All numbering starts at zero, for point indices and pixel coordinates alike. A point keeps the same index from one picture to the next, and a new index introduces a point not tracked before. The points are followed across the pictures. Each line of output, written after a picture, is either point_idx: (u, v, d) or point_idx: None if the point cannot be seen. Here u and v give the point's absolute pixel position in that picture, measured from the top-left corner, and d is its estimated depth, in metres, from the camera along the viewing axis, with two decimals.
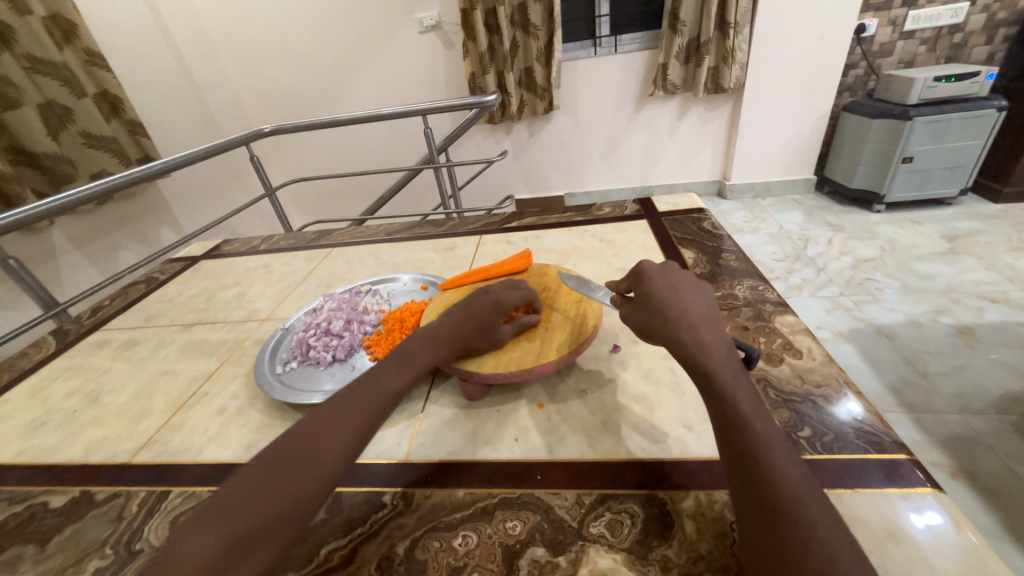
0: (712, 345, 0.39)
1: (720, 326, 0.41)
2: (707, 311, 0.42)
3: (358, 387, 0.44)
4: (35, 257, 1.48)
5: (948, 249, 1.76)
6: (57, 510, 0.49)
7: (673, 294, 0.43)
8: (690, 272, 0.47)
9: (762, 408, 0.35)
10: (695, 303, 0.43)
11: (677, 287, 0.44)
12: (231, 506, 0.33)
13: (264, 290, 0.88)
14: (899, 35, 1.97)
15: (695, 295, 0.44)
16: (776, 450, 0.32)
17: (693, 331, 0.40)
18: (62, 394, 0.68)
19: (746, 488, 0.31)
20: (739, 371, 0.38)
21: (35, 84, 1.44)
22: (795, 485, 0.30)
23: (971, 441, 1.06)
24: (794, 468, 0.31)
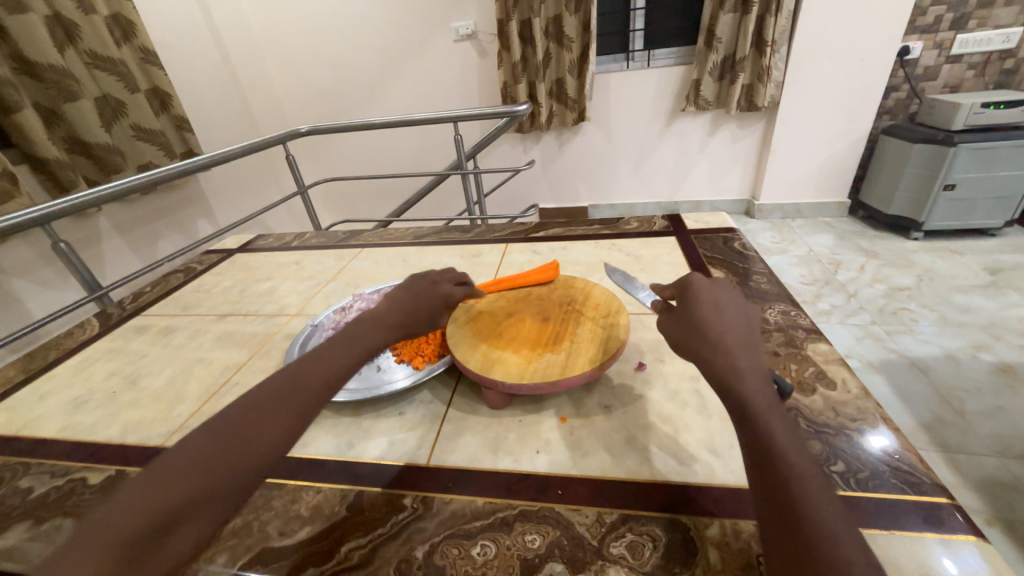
0: (748, 371, 0.38)
1: (759, 351, 0.40)
2: (747, 336, 0.42)
3: (310, 371, 0.44)
4: (82, 241, 1.56)
5: (990, 282, 1.68)
6: (94, 486, 0.51)
7: (714, 317, 0.43)
8: (738, 293, 0.46)
9: (800, 439, 0.34)
10: (736, 326, 0.42)
11: (721, 309, 0.43)
12: (162, 480, 0.33)
13: (295, 286, 0.91)
14: (945, 59, 1.92)
15: (738, 318, 0.43)
16: (807, 480, 0.31)
17: (729, 355, 0.39)
18: (103, 374, 0.72)
19: (773, 519, 0.31)
20: (775, 400, 0.37)
21: (94, 79, 1.54)
22: (826, 518, 0.29)
23: (1008, 485, 1.00)
24: (827, 499, 0.30)
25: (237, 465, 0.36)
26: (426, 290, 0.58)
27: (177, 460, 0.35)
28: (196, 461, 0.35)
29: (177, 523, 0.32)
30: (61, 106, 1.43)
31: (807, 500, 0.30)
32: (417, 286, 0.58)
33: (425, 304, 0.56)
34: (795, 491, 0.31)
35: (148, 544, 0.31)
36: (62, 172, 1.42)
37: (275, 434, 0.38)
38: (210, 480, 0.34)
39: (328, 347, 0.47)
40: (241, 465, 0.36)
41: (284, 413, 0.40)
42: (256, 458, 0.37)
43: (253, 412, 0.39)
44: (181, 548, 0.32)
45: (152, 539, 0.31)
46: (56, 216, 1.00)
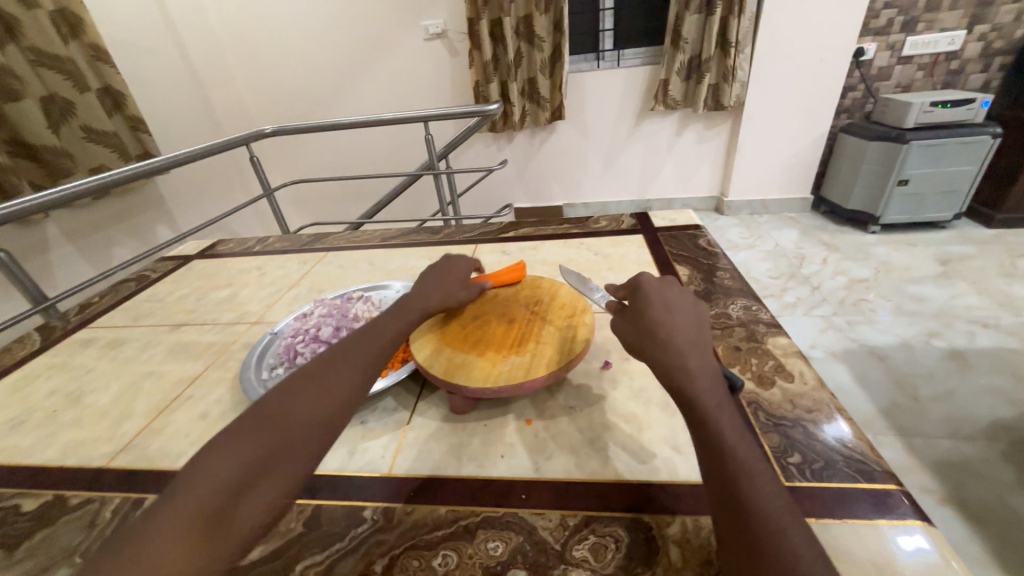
0: (698, 371, 0.38)
1: (708, 347, 0.41)
2: (696, 332, 0.42)
3: (368, 343, 0.46)
4: (26, 250, 1.46)
5: (941, 273, 1.77)
6: (28, 514, 0.47)
7: (665, 316, 0.43)
8: (687, 291, 0.47)
9: (747, 435, 0.35)
10: (685, 324, 0.42)
11: (671, 308, 0.43)
12: (248, 431, 0.36)
13: (256, 292, 0.87)
14: (897, 60, 2.00)
15: (687, 315, 0.43)
16: (757, 477, 0.31)
17: (680, 354, 0.39)
18: (44, 392, 0.67)
19: (726, 516, 0.31)
20: (725, 398, 0.37)
21: (38, 77, 1.44)
22: (774, 513, 0.29)
23: (959, 466, 1.05)
24: (774, 494, 0.31)
25: (313, 420, 0.38)
26: (447, 266, 0.61)
27: (262, 414, 0.37)
28: (278, 415, 0.37)
29: (259, 476, 0.34)
30: (2, 106, 1.34)
31: (756, 497, 0.30)
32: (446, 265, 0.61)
33: (459, 276, 0.60)
34: (746, 488, 0.31)
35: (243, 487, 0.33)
36: (4, 176, 1.33)
37: (342, 394, 0.40)
38: (294, 432, 0.37)
39: (382, 322, 0.50)
40: (315, 420, 0.38)
41: (348, 378, 0.42)
42: (326, 418, 0.38)
43: (322, 373, 0.42)
44: (271, 494, 0.33)
45: (246, 485, 0.33)
46: None
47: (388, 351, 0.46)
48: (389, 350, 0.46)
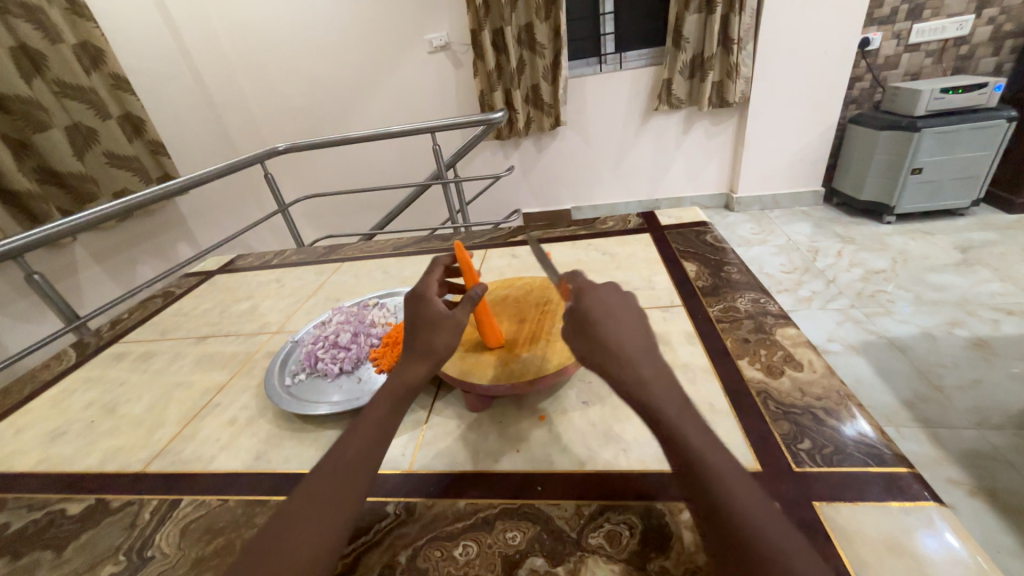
0: (654, 379, 0.36)
1: (659, 350, 0.38)
2: (645, 337, 0.39)
3: (336, 465, 0.38)
4: (57, 272, 1.53)
5: (961, 261, 1.74)
6: (73, 517, 0.50)
7: (609, 322, 0.39)
8: (620, 288, 0.42)
9: (714, 441, 0.34)
10: (633, 329, 0.39)
11: (614, 314, 0.39)
12: None
13: (275, 303, 0.90)
14: (904, 48, 1.98)
15: (630, 320, 0.40)
16: (738, 489, 0.31)
17: (634, 365, 0.36)
18: (82, 404, 0.71)
19: (716, 534, 0.31)
20: (684, 401, 0.36)
21: (63, 108, 1.52)
22: (762, 525, 0.30)
23: (988, 456, 1.03)
24: (757, 504, 0.31)
25: None
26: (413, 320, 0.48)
27: None
28: None
29: None
30: (31, 137, 1.42)
31: (742, 511, 0.30)
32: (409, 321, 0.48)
33: (422, 320, 0.47)
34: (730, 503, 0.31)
35: None
36: (33, 203, 1.40)
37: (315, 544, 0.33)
38: None
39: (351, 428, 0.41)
40: None
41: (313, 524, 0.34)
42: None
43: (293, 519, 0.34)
44: None
45: None
46: (28, 249, 0.99)
47: (363, 468, 0.38)
48: (363, 465, 0.38)
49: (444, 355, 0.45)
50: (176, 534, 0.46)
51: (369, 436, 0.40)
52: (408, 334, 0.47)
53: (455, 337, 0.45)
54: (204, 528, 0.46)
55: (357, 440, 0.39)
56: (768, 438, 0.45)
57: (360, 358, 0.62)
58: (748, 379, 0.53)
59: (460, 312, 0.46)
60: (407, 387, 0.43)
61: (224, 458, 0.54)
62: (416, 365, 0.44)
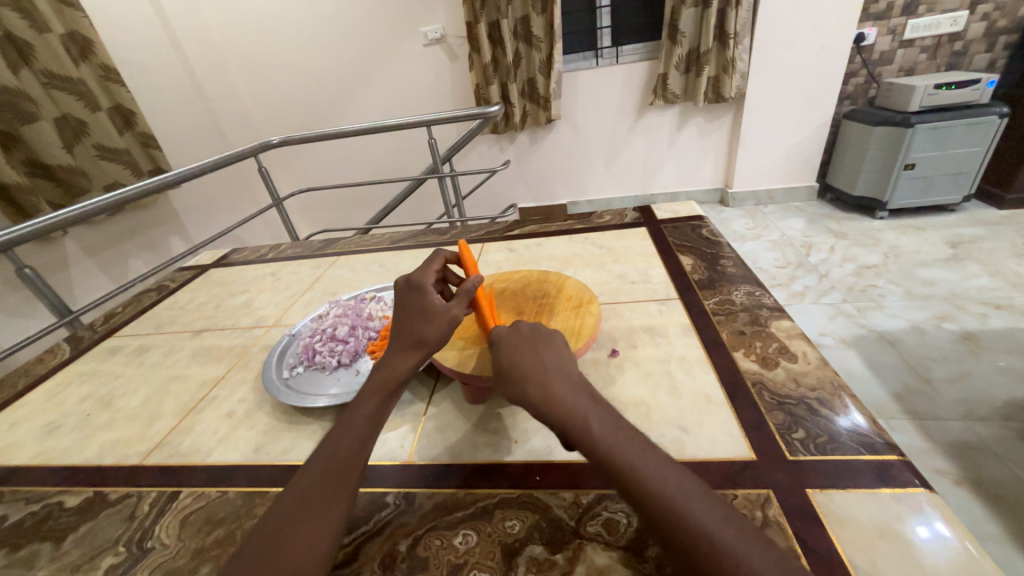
0: (560, 395, 0.39)
1: (570, 368, 0.42)
2: (555, 358, 0.43)
3: (327, 462, 0.40)
4: (48, 266, 1.52)
5: (951, 256, 1.76)
6: (71, 509, 0.50)
7: (519, 352, 0.44)
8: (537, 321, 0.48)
9: (638, 443, 0.36)
10: (545, 355, 0.43)
11: (523, 344, 0.44)
12: None
13: (272, 297, 0.90)
14: (898, 44, 1.99)
15: (541, 346, 0.44)
16: (661, 484, 0.33)
17: (541, 387, 0.40)
18: (76, 398, 0.70)
19: (659, 532, 0.32)
20: (597, 410, 0.38)
21: (52, 99, 1.49)
22: (697, 518, 0.31)
23: (975, 448, 1.05)
24: (694, 498, 0.32)
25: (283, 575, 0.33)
26: (405, 311, 0.50)
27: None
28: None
29: None
30: (19, 129, 1.39)
31: (676, 505, 0.32)
32: (403, 312, 0.50)
33: (413, 313, 0.49)
34: (659, 497, 0.32)
35: None
36: (23, 196, 1.38)
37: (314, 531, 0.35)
38: None
39: (345, 421, 0.43)
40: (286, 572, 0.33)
41: (314, 514, 0.36)
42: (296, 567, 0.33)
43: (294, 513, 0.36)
44: None
45: None
46: (19, 242, 0.98)
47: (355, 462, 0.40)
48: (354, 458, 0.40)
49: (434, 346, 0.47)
50: (176, 525, 0.46)
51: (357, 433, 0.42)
52: (402, 324, 0.49)
53: (447, 331, 0.48)
54: (203, 520, 0.46)
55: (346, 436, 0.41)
56: (764, 429, 0.46)
57: (358, 351, 0.63)
58: (744, 371, 0.53)
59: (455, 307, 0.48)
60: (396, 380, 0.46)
61: (222, 452, 0.54)
62: (408, 359, 0.47)
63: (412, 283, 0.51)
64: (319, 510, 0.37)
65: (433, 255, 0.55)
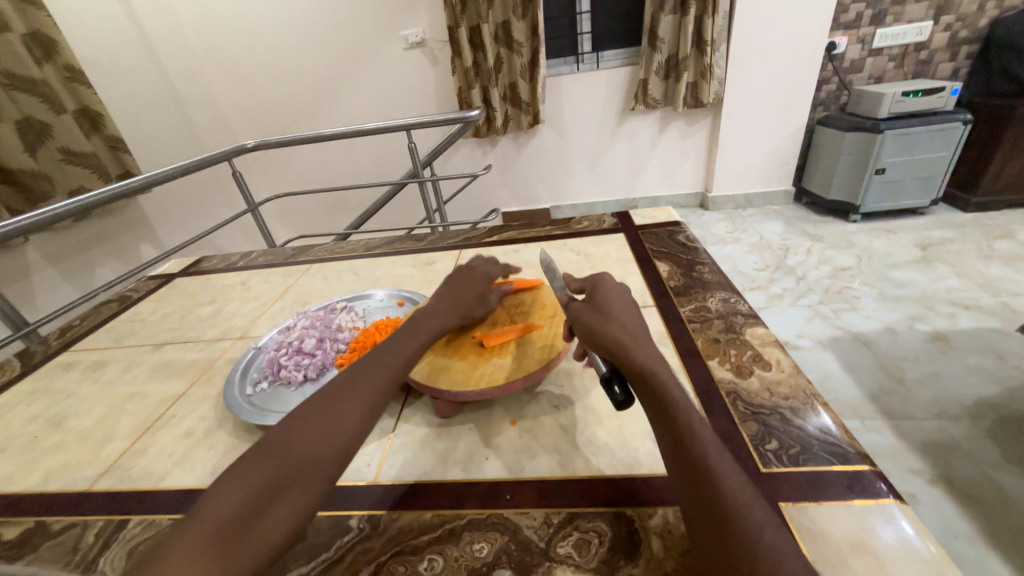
0: (658, 363, 0.39)
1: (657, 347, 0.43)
2: (647, 334, 0.43)
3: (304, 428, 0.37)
4: (6, 275, 1.44)
5: (921, 258, 1.81)
6: (9, 542, 0.47)
7: (620, 317, 0.44)
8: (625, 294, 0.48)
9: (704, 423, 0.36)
10: (638, 327, 0.44)
11: (624, 312, 0.44)
12: (263, 457, 0.35)
13: (240, 307, 0.87)
14: (868, 52, 2.05)
15: (637, 319, 0.45)
16: (728, 474, 0.33)
17: (642, 351, 0.40)
18: (24, 418, 0.66)
19: (701, 505, 0.32)
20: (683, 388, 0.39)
21: (12, 100, 1.42)
22: (745, 504, 0.31)
23: (947, 446, 1.07)
24: (744, 488, 0.32)
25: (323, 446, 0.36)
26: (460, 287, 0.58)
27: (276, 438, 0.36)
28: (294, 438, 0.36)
29: (266, 504, 0.32)
30: None
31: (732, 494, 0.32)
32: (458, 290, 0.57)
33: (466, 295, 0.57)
34: (721, 482, 0.32)
35: (249, 519, 0.31)
36: None
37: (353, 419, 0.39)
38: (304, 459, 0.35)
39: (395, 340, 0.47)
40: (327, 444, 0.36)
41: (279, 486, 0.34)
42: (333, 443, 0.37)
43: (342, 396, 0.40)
44: (278, 521, 0.32)
45: (253, 514, 0.32)
46: None
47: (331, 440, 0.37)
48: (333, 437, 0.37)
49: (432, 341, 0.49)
50: (122, 557, 0.43)
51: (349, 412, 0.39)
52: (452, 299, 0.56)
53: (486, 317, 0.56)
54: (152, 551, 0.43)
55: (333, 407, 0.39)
56: (737, 440, 0.45)
57: (326, 365, 0.60)
58: (718, 380, 0.53)
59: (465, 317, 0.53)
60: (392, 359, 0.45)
61: (178, 474, 0.51)
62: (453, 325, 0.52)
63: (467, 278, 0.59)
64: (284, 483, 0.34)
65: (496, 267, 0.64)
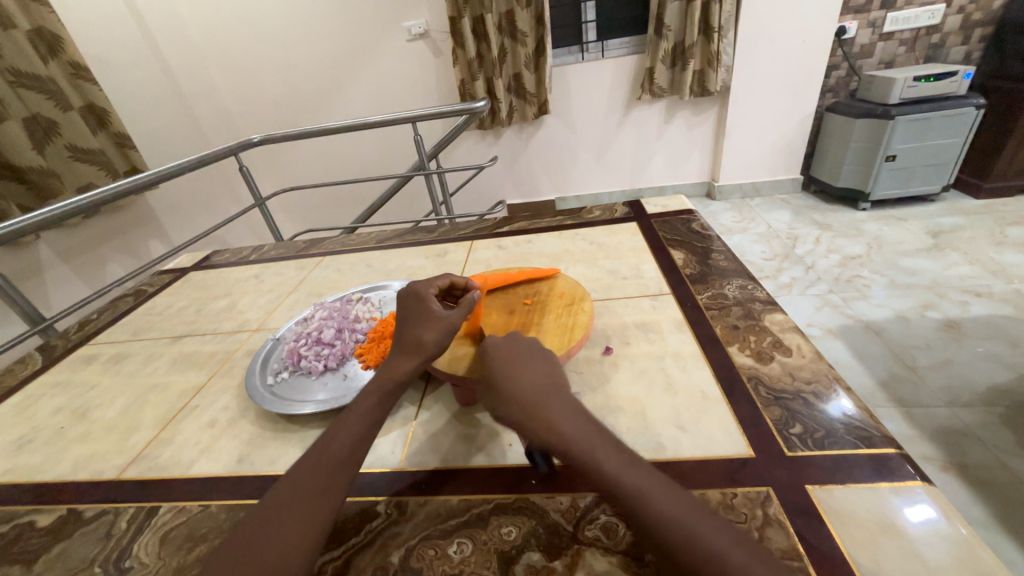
0: (560, 417, 0.37)
1: (563, 387, 0.41)
2: (547, 378, 0.41)
3: (321, 455, 0.39)
4: (19, 272, 1.46)
5: (933, 245, 1.79)
6: (43, 529, 0.48)
7: (513, 369, 0.42)
8: (530, 337, 0.47)
9: (627, 458, 0.35)
10: (535, 370, 0.42)
11: (515, 361, 0.43)
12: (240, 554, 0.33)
13: (255, 300, 0.87)
14: (878, 37, 2.02)
15: (534, 365, 0.43)
16: (668, 507, 0.31)
17: (538, 410, 0.38)
18: (48, 411, 0.67)
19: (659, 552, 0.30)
20: (595, 429, 0.37)
21: (19, 98, 1.43)
22: (702, 535, 0.30)
23: (960, 433, 1.07)
24: (697, 516, 0.31)
25: (302, 524, 0.35)
26: (409, 312, 0.51)
27: (247, 533, 0.35)
28: (266, 526, 0.35)
29: None
30: None
31: (682, 528, 0.30)
32: (410, 312, 0.51)
33: (416, 317, 0.50)
34: (670, 521, 0.30)
35: None
36: None
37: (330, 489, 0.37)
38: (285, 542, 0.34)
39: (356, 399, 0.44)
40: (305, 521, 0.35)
41: (297, 518, 0.35)
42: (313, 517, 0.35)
43: (311, 470, 0.38)
44: None
45: None
46: None
47: (346, 464, 0.39)
48: (349, 459, 0.39)
49: (432, 351, 0.47)
50: (155, 543, 0.44)
51: (337, 459, 0.39)
52: (401, 330, 0.50)
53: (444, 335, 0.48)
54: (185, 536, 0.44)
55: (341, 448, 0.40)
56: (761, 425, 0.45)
57: (345, 355, 0.61)
58: (739, 366, 0.53)
59: (453, 314, 0.49)
60: (397, 382, 0.45)
61: (204, 463, 0.52)
62: (406, 362, 0.47)
63: (413, 294, 0.52)
64: (304, 510, 0.36)
65: (439, 274, 0.56)
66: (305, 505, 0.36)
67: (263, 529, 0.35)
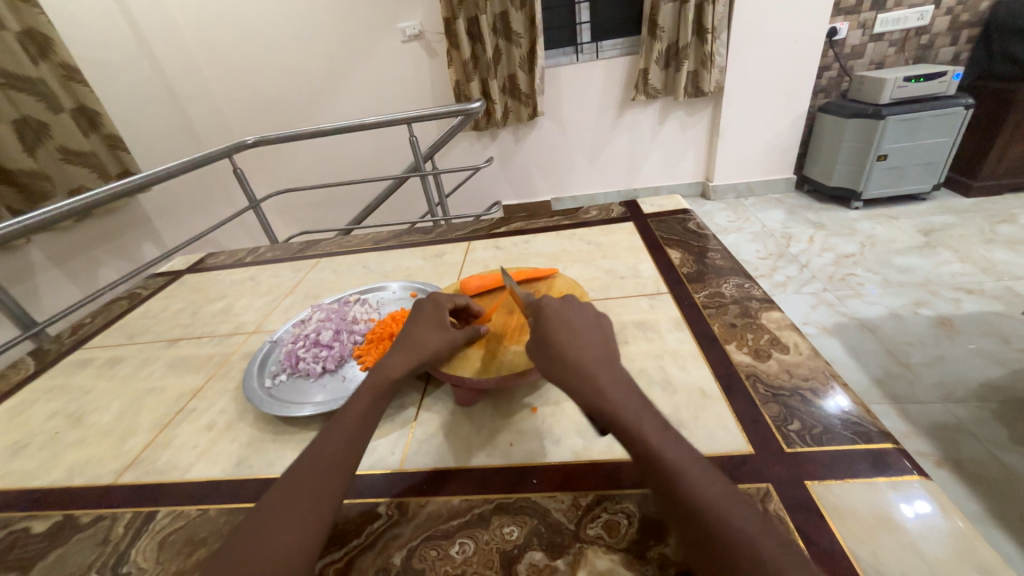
0: (611, 387, 0.37)
1: (617, 359, 0.41)
2: (602, 348, 0.41)
3: (316, 457, 0.39)
4: (10, 276, 1.44)
5: (924, 243, 1.81)
6: (39, 535, 0.47)
7: (570, 335, 0.41)
8: (588, 306, 0.46)
9: (671, 435, 0.35)
10: (592, 338, 0.42)
11: (574, 328, 0.42)
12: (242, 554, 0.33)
13: (252, 302, 0.87)
14: (869, 38, 2.04)
15: (590, 334, 0.42)
16: (701, 485, 0.32)
17: (590, 377, 0.38)
18: (42, 416, 0.66)
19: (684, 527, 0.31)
20: (643, 404, 0.37)
21: (10, 101, 1.41)
22: (728, 516, 0.30)
23: (954, 428, 1.08)
24: (726, 497, 0.31)
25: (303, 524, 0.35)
26: (418, 315, 0.52)
27: (248, 534, 0.34)
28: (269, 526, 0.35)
29: None
30: None
31: (710, 507, 0.31)
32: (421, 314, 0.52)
33: (426, 321, 0.52)
34: (701, 499, 0.31)
35: None
36: None
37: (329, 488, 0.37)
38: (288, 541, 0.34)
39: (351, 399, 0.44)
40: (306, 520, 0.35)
41: (297, 517, 0.35)
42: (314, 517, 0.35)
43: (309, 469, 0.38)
44: None
45: None
46: None
47: (344, 463, 0.39)
48: (347, 458, 0.39)
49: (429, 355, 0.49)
50: (153, 547, 0.44)
51: (335, 458, 0.39)
52: (407, 328, 0.51)
53: (443, 346, 0.50)
54: (184, 540, 0.44)
55: (339, 447, 0.40)
56: (759, 422, 0.46)
57: (343, 357, 0.60)
58: (737, 363, 0.53)
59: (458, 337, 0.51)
60: (391, 381, 0.46)
61: (203, 466, 0.52)
62: (400, 360, 0.47)
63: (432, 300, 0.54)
64: (305, 510, 0.36)
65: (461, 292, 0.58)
66: (306, 504, 0.36)
67: (264, 529, 0.35)
